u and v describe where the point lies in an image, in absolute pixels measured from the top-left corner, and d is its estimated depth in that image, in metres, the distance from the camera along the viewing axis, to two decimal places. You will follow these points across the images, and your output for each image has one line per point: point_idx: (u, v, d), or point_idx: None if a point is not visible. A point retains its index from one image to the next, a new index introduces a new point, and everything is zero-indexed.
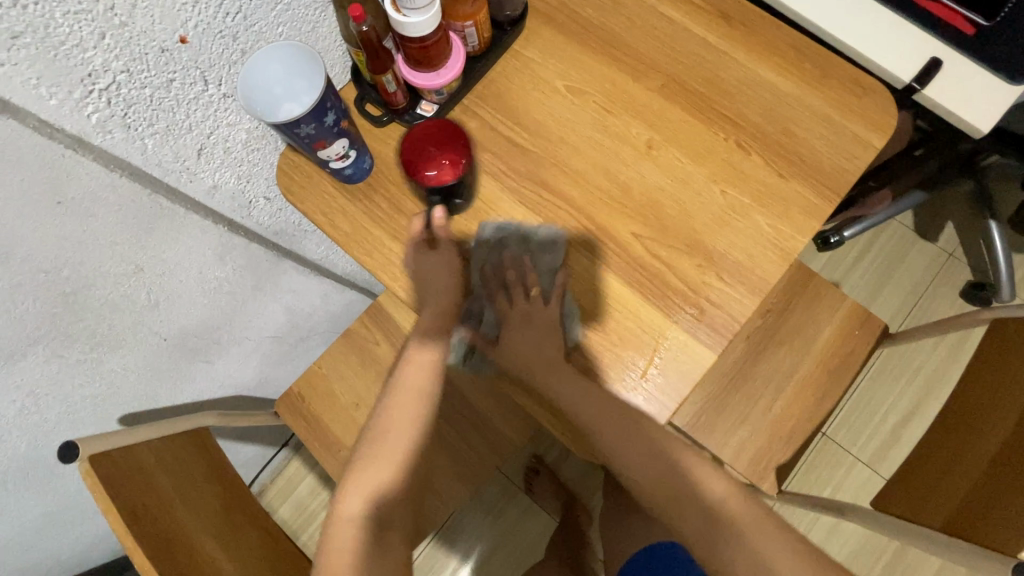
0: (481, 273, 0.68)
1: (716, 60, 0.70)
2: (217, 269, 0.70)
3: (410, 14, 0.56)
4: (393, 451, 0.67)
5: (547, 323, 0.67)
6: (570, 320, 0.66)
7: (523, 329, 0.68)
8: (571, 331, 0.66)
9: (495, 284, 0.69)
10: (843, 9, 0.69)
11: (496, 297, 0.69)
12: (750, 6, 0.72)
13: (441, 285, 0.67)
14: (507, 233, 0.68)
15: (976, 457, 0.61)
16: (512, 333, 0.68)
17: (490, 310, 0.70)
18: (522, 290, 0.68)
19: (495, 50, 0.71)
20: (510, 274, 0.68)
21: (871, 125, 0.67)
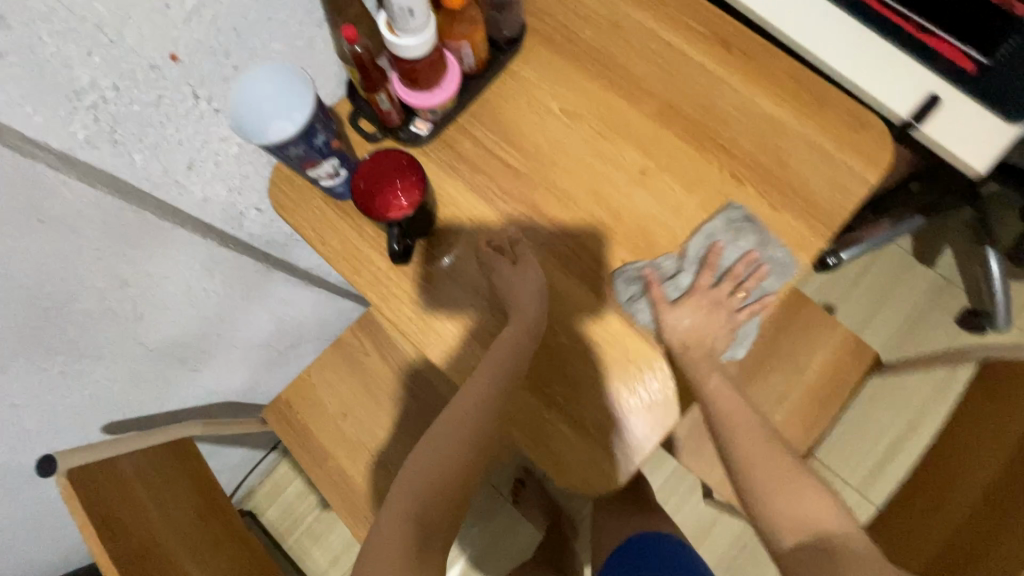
0: (702, 250, 0.65)
1: (713, 88, 0.70)
2: (205, 281, 0.70)
3: (404, 36, 0.56)
4: (440, 449, 0.60)
5: (722, 323, 0.64)
6: (741, 335, 0.67)
7: (701, 309, 0.64)
8: (736, 344, 0.67)
9: (717, 264, 0.65)
10: (842, 39, 0.69)
11: (706, 272, 0.65)
12: (750, 33, 0.71)
13: (521, 294, 0.63)
14: (749, 232, 0.65)
15: (958, 504, 0.61)
16: (690, 307, 0.63)
17: (690, 275, 0.65)
18: (730, 282, 0.65)
19: (491, 69, 0.70)
20: (738, 265, 0.64)
21: (866, 160, 0.66)
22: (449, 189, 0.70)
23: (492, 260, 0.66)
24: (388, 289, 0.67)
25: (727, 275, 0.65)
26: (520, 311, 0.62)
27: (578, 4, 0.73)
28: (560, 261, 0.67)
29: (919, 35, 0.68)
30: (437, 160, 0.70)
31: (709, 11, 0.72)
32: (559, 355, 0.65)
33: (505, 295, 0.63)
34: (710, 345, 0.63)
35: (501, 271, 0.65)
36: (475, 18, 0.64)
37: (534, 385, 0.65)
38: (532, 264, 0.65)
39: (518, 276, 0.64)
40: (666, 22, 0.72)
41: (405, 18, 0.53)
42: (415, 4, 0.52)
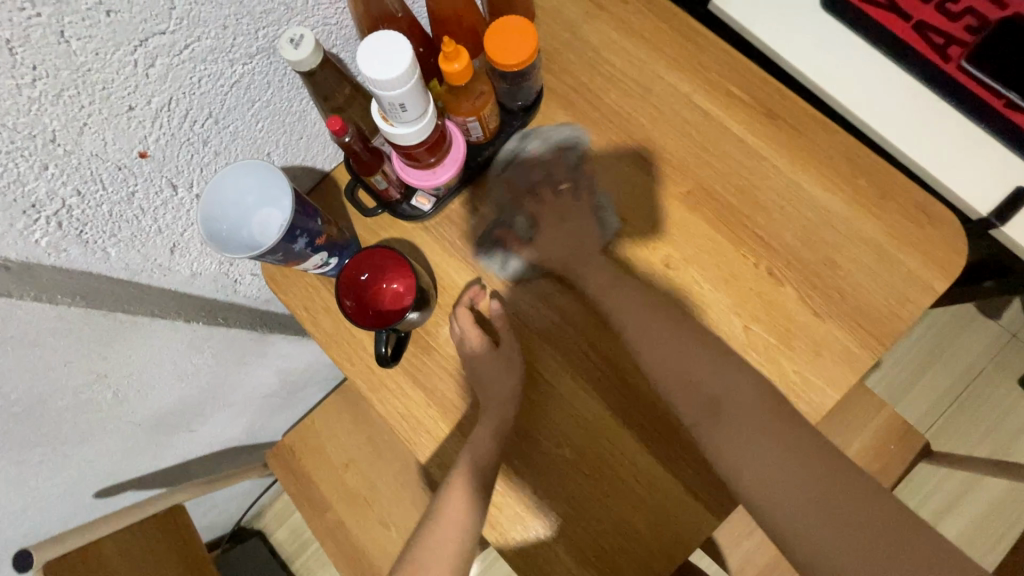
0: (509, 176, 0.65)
1: (754, 166, 0.61)
2: (193, 356, 0.66)
3: (399, 124, 0.49)
4: (449, 536, 0.56)
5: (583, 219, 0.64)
6: (606, 210, 0.63)
7: (552, 230, 0.64)
8: (608, 215, 0.63)
9: (529, 184, 0.65)
10: (912, 115, 0.59)
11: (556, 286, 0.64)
12: (801, 103, 0.62)
13: (500, 386, 0.59)
14: (527, 139, 0.64)
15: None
16: (545, 233, 0.64)
17: (523, 211, 0.65)
18: (550, 185, 0.65)
19: (501, 139, 0.64)
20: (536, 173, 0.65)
21: (931, 262, 0.57)
22: (451, 270, 0.64)
23: (471, 342, 0.60)
24: (380, 379, 0.62)
25: (541, 186, 0.65)
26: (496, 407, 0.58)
27: (603, 62, 0.65)
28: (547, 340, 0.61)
29: (1007, 113, 0.57)
30: (440, 237, 0.64)
31: (754, 75, 0.63)
32: (559, 445, 0.59)
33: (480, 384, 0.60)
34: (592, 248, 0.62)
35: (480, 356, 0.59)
36: (483, 92, 0.56)
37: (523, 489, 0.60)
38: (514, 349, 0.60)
39: (511, 361, 0.60)
40: (704, 86, 0.63)
41: (397, 110, 0.47)
42: (408, 96, 0.45)
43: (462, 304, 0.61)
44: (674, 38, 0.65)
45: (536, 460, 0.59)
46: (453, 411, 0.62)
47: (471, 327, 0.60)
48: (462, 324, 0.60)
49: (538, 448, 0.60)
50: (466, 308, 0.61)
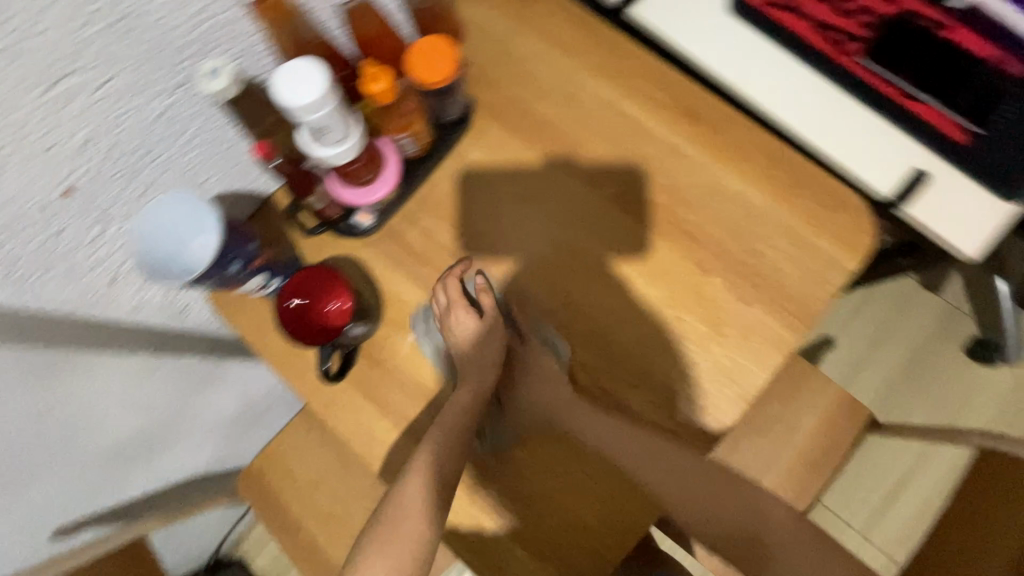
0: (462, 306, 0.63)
1: (677, 165, 0.64)
2: (140, 389, 0.67)
3: (326, 145, 0.50)
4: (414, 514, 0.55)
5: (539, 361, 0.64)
6: (557, 343, 0.63)
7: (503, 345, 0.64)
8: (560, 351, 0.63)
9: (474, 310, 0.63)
10: (817, 109, 0.63)
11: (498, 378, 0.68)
12: (717, 102, 0.65)
13: (476, 356, 0.64)
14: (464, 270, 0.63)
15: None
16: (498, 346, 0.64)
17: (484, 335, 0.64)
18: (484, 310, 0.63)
19: (436, 153, 0.66)
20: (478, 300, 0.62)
21: (844, 245, 0.61)
22: (397, 284, 0.65)
23: (461, 312, 0.61)
24: (332, 396, 0.63)
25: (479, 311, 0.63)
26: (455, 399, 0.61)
27: (531, 74, 0.68)
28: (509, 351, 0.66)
29: (904, 101, 0.61)
30: (382, 252, 0.66)
31: (673, 78, 0.66)
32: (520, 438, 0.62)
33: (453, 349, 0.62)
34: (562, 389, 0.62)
35: (462, 329, 0.61)
36: (411, 108, 0.58)
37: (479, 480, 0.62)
38: (497, 327, 0.64)
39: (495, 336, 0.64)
40: (627, 92, 0.66)
41: (320, 131, 0.48)
42: (327, 117, 0.47)
43: (454, 274, 0.62)
44: (597, 48, 0.68)
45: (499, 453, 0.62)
46: (407, 421, 0.63)
47: (461, 297, 0.61)
48: (451, 291, 0.61)
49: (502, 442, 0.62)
50: (455, 281, 0.62)
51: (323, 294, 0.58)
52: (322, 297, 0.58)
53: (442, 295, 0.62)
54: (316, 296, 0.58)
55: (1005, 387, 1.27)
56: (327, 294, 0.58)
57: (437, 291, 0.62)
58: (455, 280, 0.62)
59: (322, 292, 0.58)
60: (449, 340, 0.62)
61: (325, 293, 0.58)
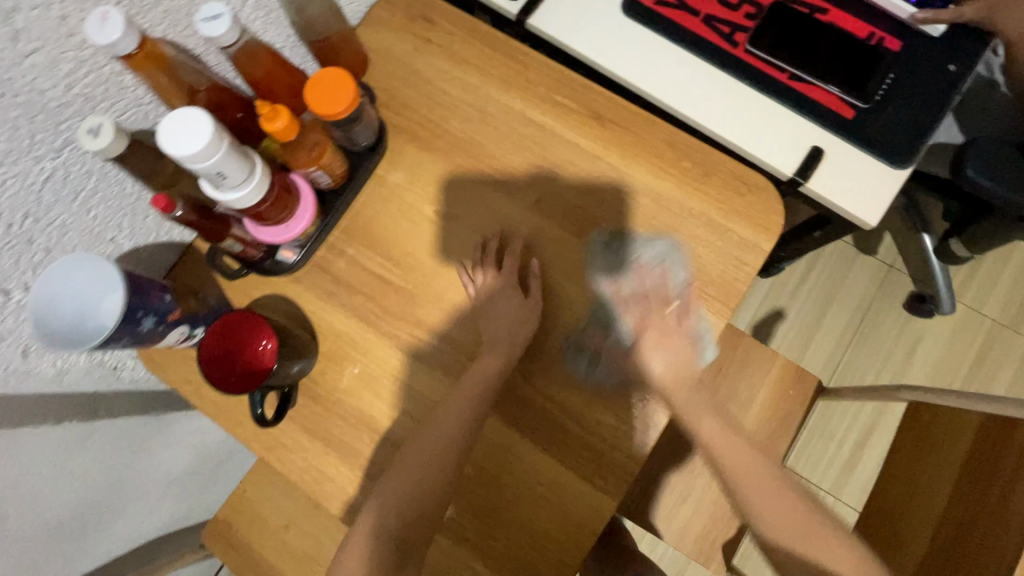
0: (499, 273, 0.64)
1: (591, 167, 0.66)
2: (79, 457, 0.65)
3: (226, 190, 0.50)
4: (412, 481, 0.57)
5: (682, 341, 0.61)
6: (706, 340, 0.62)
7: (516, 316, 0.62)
8: (705, 346, 0.62)
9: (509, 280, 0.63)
10: (714, 99, 0.66)
11: (628, 309, 0.62)
12: (621, 101, 0.67)
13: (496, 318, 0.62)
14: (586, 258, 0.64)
15: (931, 501, 0.63)
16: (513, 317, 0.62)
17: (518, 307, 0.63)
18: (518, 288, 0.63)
19: (354, 182, 0.66)
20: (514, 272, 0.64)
21: (756, 226, 0.63)
22: (329, 316, 0.65)
23: (503, 287, 0.62)
24: (277, 437, 0.62)
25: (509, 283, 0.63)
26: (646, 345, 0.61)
27: (439, 93, 0.69)
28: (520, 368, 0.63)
29: (792, 85, 0.64)
30: (312, 286, 0.65)
31: (576, 83, 0.68)
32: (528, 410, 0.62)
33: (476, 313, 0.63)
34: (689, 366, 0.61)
35: (491, 300, 0.62)
36: (318, 142, 0.58)
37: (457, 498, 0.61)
38: (535, 318, 0.62)
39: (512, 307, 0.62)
40: (535, 100, 0.68)
41: (217, 179, 0.48)
42: (223, 165, 0.46)
43: (511, 257, 0.64)
44: (500, 61, 0.69)
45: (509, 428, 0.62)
46: (355, 453, 0.62)
47: (509, 272, 0.63)
48: (503, 268, 0.63)
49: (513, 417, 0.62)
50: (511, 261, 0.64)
51: (248, 339, 0.56)
52: (249, 342, 0.56)
53: (494, 269, 0.63)
54: (242, 342, 0.56)
55: (943, 333, 1.34)
56: (252, 337, 0.56)
57: (488, 264, 0.64)
58: (512, 261, 0.64)
59: (249, 338, 0.56)
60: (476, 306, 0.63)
61: (250, 338, 0.56)
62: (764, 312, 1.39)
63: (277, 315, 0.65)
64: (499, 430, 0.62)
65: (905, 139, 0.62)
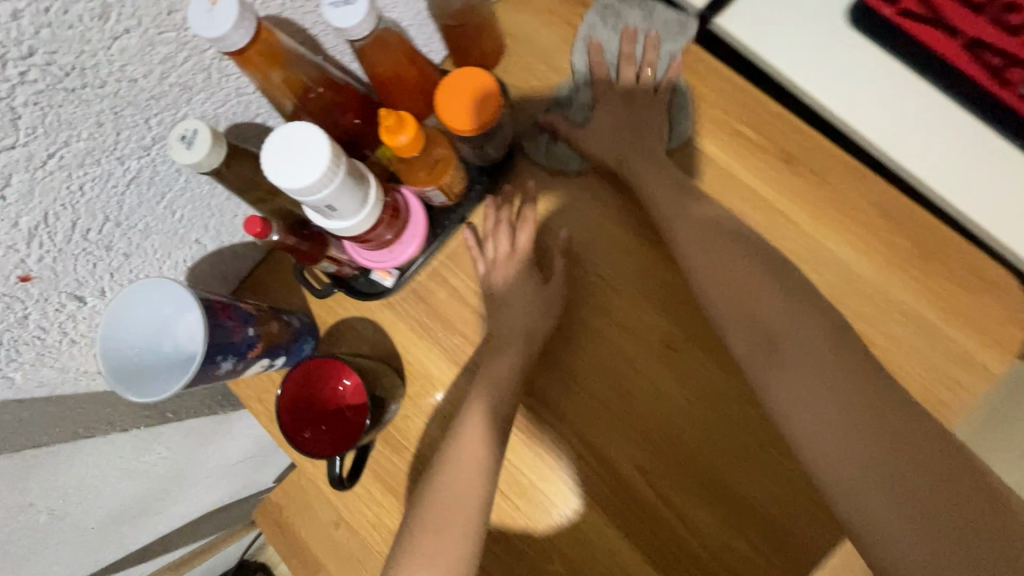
0: (511, 239, 0.55)
1: (765, 222, 0.52)
2: (143, 456, 0.60)
3: (334, 219, 0.40)
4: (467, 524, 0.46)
5: (647, 113, 0.56)
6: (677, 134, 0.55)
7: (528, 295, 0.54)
8: (679, 126, 0.55)
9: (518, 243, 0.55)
10: (957, 154, 0.49)
11: (601, 71, 0.57)
12: (820, 142, 0.52)
13: (527, 318, 0.53)
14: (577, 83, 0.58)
15: None
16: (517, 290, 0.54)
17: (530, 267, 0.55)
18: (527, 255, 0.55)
19: (469, 201, 0.55)
20: (524, 238, 0.55)
21: (983, 337, 0.48)
22: (421, 354, 0.56)
23: (517, 266, 0.54)
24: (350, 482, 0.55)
25: (517, 250, 0.55)
26: (637, 129, 0.55)
27: None
28: (546, 381, 0.54)
29: None
30: (406, 316, 0.56)
31: (763, 109, 0.53)
32: (622, 472, 0.52)
33: (488, 292, 0.55)
34: (648, 142, 0.54)
35: (506, 279, 0.55)
36: (442, 156, 0.48)
37: (493, 524, 0.53)
38: (557, 303, 0.54)
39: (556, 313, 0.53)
40: (704, 126, 0.54)
41: (326, 210, 0.38)
42: (336, 197, 0.37)
43: (529, 227, 0.55)
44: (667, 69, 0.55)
45: (597, 490, 0.52)
46: None
47: (525, 244, 0.55)
48: (518, 240, 0.55)
49: (604, 477, 0.52)
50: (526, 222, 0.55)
51: (327, 378, 0.49)
52: (326, 380, 0.49)
53: (506, 240, 0.55)
54: (323, 381, 0.49)
55: None
56: (330, 377, 0.49)
57: (501, 233, 0.55)
58: (529, 230, 0.55)
59: (329, 376, 0.49)
60: (488, 281, 0.55)
61: (327, 377, 0.49)
62: None
63: (362, 343, 0.56)
64: (533, 456, 0.53)
65: None
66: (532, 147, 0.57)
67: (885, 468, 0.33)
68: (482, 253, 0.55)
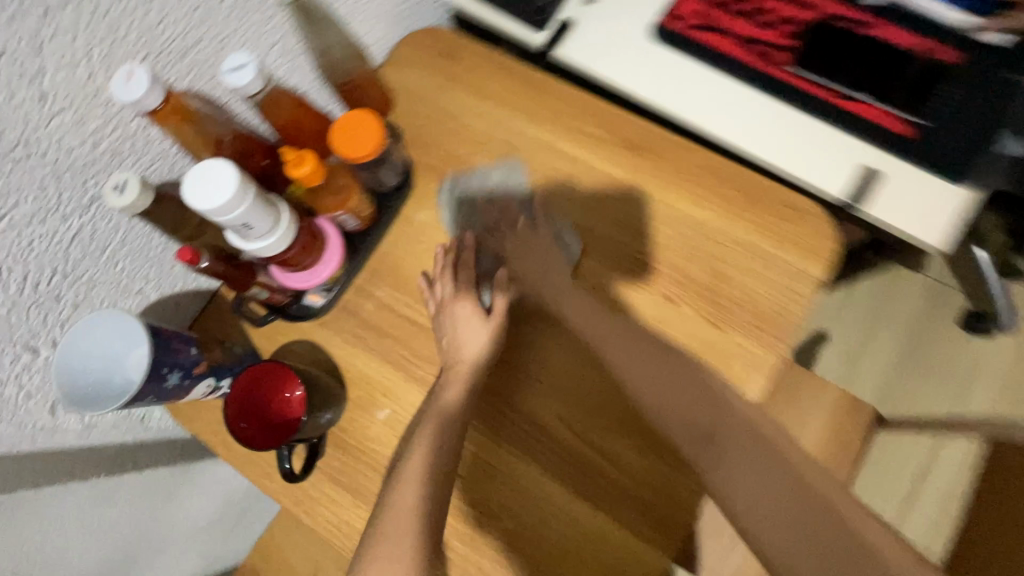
0: (454, 279, 0.61)
1: (625, 197, 0.63)
2: (105, 511, 0.63)
3: (253, 240, 0.49)
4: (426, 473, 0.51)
5: (543, 243, 0.61)
6: (542, 161, 0.65)
7: (474, 326, 0.58)
8: (568, 247, 0.62)
9: (460, 283, 0.61)
10: (756, 121, 0.63)
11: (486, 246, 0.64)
12: (654, 128, 0.64)
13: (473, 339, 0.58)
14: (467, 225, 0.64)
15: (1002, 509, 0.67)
16: (465, 325, 0.59)
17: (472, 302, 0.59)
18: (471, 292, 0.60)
19: (381, 223, 0.65)
20: (466, 279, 0.60)
21: (810, 255, 0.58)
22: (358, 362, 0.62)
23: (464, 299, 0.59)
24: (308, 492, 0.59)
25: (461, 288, 0.60)
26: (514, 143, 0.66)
27: (466, 129, 0.68)
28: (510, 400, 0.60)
29: (843, 103, 0.61)
30: (340, 331, 0.63)
31: (605, 112, 0.66)
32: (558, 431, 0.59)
33: (438, 336, 0.60)
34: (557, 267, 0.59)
35: (453, 312, 0.60)
36: (345, 185, 0.57)
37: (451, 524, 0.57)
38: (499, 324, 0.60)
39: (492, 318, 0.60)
40: (566, 133, 0.65)
41: (244, 230, 0.46)
42: (251, 216, 0.45)
43: (470, 268, 0.61)
44: (528, 93, 0.67)
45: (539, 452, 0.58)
46: None
47: (467, 282, 0.60)
48: (460, 280, 0.61)
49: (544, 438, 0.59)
50: (467, 264, 0.61)
51: (276, 388, 0.54)
52: (276, 387, 0.54)
53: (452, 281, 0.61)
54: (273, 389, 0.54)
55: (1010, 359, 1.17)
56: (277, 386, 0.54)
57: (447, 276, 0.61)
58: (472, 276, 0.61)
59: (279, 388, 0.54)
60: (438, 320, 0.60)
61: (274, 385, 0.54)
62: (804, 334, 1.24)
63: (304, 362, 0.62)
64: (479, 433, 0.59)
65: (967, 156, 0.58)
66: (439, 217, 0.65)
67: (794, 508, 0.38)
68: (432, 293, 0.62)
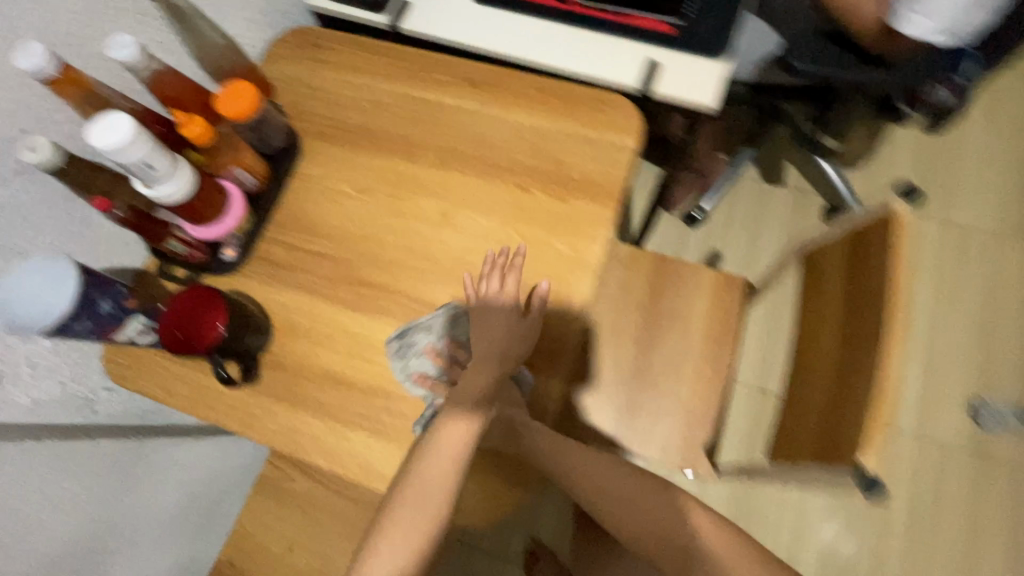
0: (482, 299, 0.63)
1: (474, 120, 0.76)
2: (64, 484, 0.68)
3: (158, 183, 0.58)
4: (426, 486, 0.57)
5: (503, 336, 0.62)
6: (402, 106, 0.78)
7: (507, 349, 0.61)
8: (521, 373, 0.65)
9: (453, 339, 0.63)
10: (562, 46, 0.79)
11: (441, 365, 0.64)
12: (487, 66, 0.79)
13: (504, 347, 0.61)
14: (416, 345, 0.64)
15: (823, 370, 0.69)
16: (514, 340, 0.62)
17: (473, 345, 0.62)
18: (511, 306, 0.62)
19: (277, 180, 0.76)
20: (506, 292, 0.63)
21: (622, 130, 0.73)
22: (276, 296, 0.71)
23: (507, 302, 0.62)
24: (252, 413, 0.67)
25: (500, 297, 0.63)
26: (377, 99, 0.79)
27: (335, 97, 0.80)
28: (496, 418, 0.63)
29: (620, 19, 0.78)
30: (256, 275, 0.72)
31: (446, 62, 0.80)
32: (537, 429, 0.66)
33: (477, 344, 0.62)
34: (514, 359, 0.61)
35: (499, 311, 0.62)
36: (234, 144, 0.68)
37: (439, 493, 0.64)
38: (532, 332, 0.63)
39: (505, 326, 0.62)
40: (417, 83, 0.79)
41: (147, 171, 0.56)
42: (150, 155, 0.55)
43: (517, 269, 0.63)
44: (381, 59, 0.81)
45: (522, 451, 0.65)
46: (320, 410, 0.67)
47: (512, 289, 0.63)
48: (507, 282, 0.63)
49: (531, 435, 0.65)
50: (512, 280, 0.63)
51: (207, 316, 0.61)
52: (208, 316, 0.61)
53: (498, 281, 0.64)
54: (203, 315, 0.61)
55: None
56: (210, 315, 0.61)
57: (496, 276, 0.64)
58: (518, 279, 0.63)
59: (211, 315, 0.61)
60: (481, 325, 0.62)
61: (207, 314, 0.61)
62: (701, 253, 1.38)
63: None
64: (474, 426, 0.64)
65: (716, 37, 0.76)
66: (390, 355, 0.65)
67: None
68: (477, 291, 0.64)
